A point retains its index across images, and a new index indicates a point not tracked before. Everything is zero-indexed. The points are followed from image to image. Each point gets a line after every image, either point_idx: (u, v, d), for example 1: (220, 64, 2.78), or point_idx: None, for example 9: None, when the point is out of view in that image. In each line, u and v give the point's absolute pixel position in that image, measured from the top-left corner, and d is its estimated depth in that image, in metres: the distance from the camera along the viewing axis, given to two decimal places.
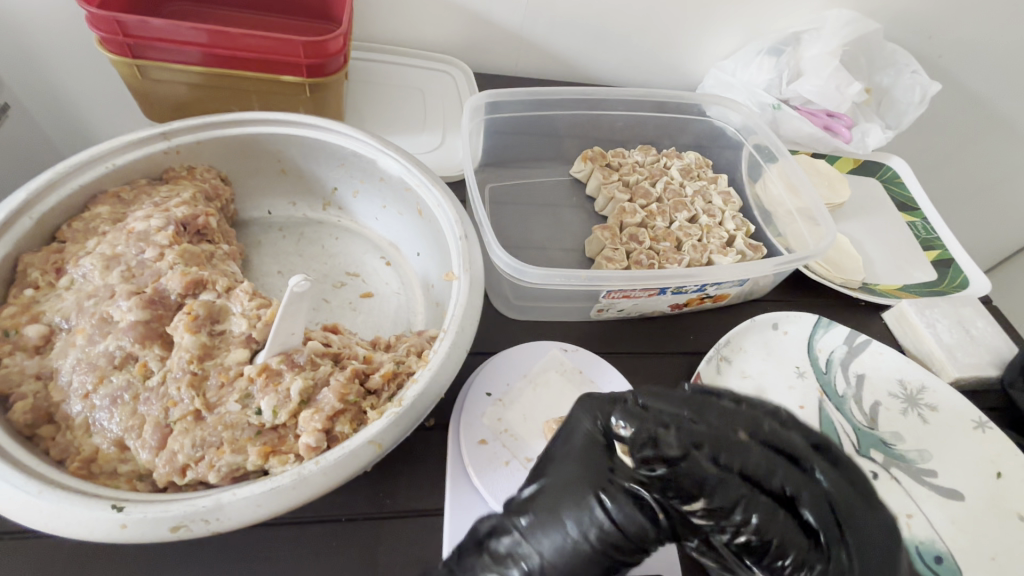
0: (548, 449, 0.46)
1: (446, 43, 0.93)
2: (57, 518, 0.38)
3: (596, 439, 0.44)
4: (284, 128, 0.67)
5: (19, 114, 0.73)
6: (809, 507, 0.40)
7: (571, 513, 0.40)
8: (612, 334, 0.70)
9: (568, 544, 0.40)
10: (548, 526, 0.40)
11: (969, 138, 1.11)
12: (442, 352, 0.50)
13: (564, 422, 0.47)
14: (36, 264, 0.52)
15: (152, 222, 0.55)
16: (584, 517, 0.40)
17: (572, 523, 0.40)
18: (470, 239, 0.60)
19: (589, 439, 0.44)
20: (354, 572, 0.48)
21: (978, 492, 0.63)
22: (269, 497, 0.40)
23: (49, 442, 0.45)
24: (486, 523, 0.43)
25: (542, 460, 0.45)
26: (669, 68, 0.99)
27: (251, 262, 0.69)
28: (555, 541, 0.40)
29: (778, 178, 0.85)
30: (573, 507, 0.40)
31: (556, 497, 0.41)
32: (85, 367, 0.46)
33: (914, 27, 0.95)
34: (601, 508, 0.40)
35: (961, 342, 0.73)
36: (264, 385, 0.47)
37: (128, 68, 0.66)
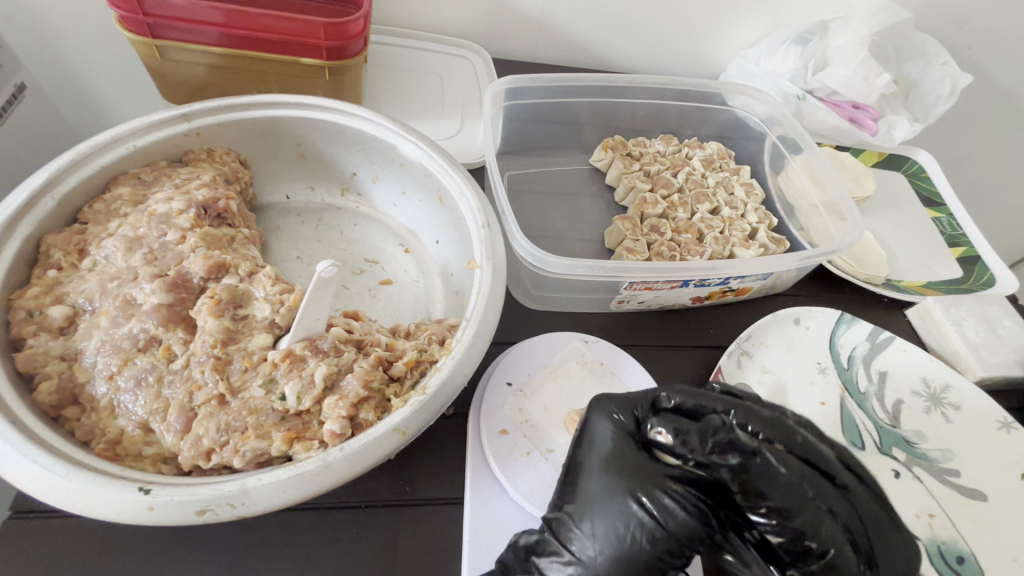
0: (573, 457, 0.48)
1: (465, 27, 0.91)
2: (84, 500, 0.38)
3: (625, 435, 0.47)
4: (305, 113, 0.66)
5: (36, 95, 0.73)
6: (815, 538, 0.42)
7: (615, 515, 0.42)
8: (632, 327, 0.69)
9: (618, 548, 0.41)
10: (602, 526, 0.42)
11: (997, 133, 1.09)
12: (465, 341, 0.50)
13: (581, 428, 0.49)
14: (58, 245, 0.52)
15: (174, 204, 0.55)
16: (629, 520, 0.42)
17: (622, 524, 0.42)
18: (493, 227, 0.59)
19: (617, 437, 0.46)
20: (375, 558, 0.48)
21: (1002, 493, 0.62)
22: (294, 483, 0.40)
23: (74, 423, 0.45)
24: (526, 538, 0.45)
25: (569, 467, 0.47)
26: (692, 57, 0.98)
27: (270, 247, 0.69)
28: (605, 549, 0.42)
29: (802, 170, 0.83)
30: (616, 510, 0.42)
31: (601, 502, 0.43)
32: (110, 350, 0.46)
33: (946, 17, 0.92)
34: (646, 509, 0.42)
35: (987, 342, 0.71)
36: (288, 370, 0.47)
37: (147, 48, 0.65)
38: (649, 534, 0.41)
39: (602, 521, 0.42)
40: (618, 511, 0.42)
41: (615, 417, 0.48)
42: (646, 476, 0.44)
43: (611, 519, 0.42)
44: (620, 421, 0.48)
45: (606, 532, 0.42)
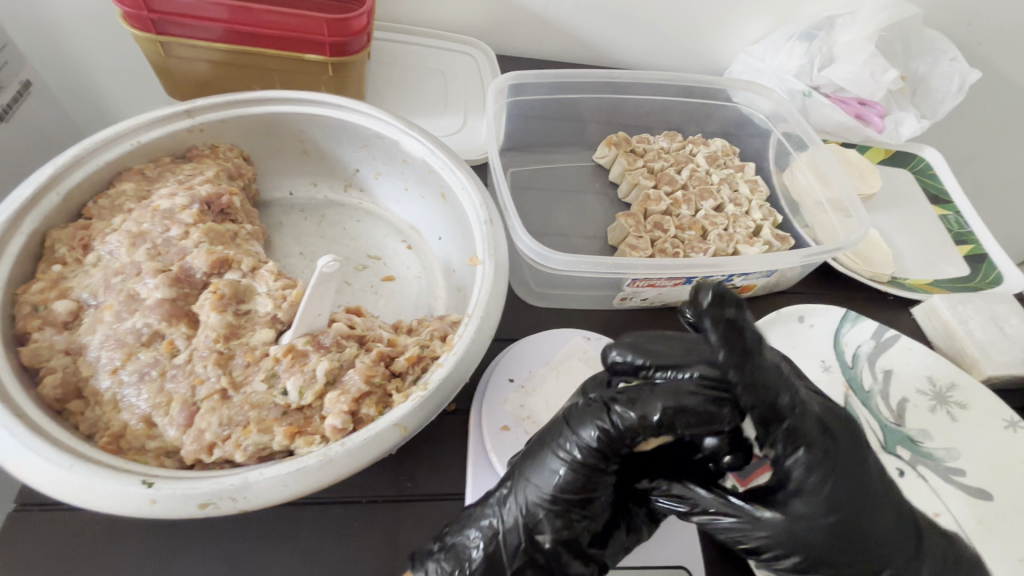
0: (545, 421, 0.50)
1: (468, 24, 0.91)
2: (88, 492, 0.38)
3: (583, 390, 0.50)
4: (308, 109, 0.66)
5: (41, 92, 0.73)
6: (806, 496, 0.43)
7: (556, 439, 0.45)
8: (635, 324, 0.69)
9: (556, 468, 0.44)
10: (534, 466, 0.45)
11: (1006, 130, 1.08)
12: (467, 337, 0.50)
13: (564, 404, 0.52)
14: (63, 240, 0.52)
15: (177, 200, 0.55)
16: (569, 439, 0.45)
17: (563, 445, 0.45)
18: (495, 223, 0.59)
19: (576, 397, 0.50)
20: (377, 553, 0.48)
21: (1008, 493, 0.61)
22: (296, 477, 0.40)
23: (78, 417, 0.45)
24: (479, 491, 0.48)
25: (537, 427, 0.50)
26: (696, 54, 0.97)
27: (273, 243, 0.69)
28: (543, 472, 0.44)
29: (807, 167, 0.82)
30: (557, 435, 0.45)
31: (537, 446, 0.46)
32: (113, 344, 0.47)
33: (954, 12, 0.91)
34: (590, 430, 0.44)
35: (995, 340, 0.71)
36: (290, 365, 0.47)
37: (152, 44, 0.65)
38: (584, 448, 0.44)
39: (543, 446, 0.45)
40: (552, 451, 0.45)
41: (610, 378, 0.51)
42: (578, 416, 0.45)
43: (545, 460, 0.45)
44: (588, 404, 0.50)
45: (538, 472, 0.44)
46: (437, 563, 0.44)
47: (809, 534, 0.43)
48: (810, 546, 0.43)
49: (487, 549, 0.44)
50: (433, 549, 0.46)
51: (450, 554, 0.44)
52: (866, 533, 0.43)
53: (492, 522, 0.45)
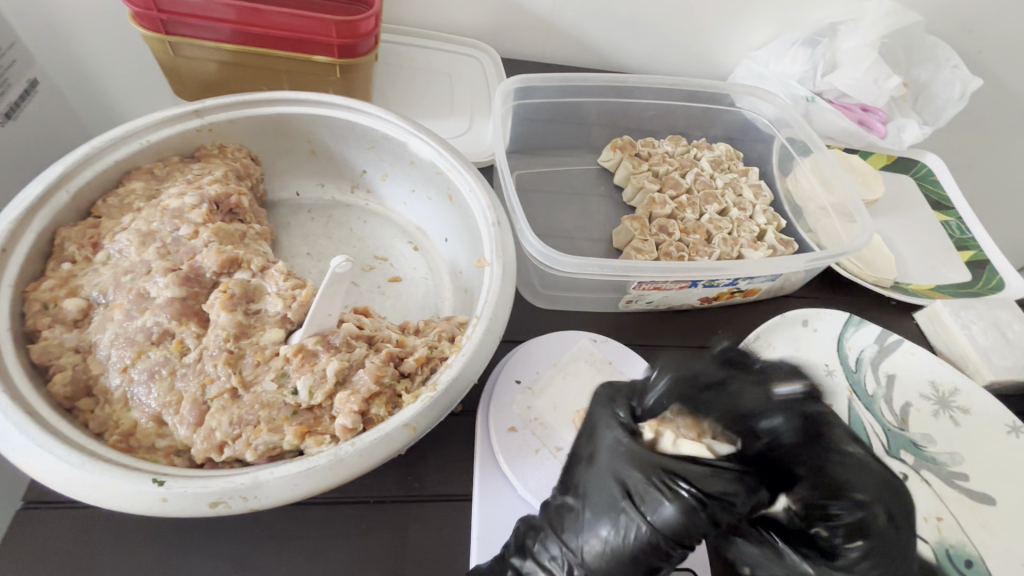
0: (574, 450, 0.47)
1: (474, 27, 0.91)
2: (98, 490, 0.38)
3: (620, 435, 0.44)
4: (317, 110, 0.66)
5: (48, 90, 0.73)
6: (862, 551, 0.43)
7: (606, 514, 0.41)
8: (640, 326, 0.69)
9: (608, 545, 0.41)
10: (593, 541, 0.41)
11: (1006, 137, 1.09)
12: (476, 338, 0.50)
13: (585, 421, 0.48)
14: (73, 238, 0.52)
15: (186, 199, 0.55)
16: (619, 517, 0.41)
17: (615, 521, 0.41)
18: (503, 225, 0.59)
19: (618, 431, 0.45)
20: (383, 553, 0.48)
21: (1010, 498, 0.62)
22: (307, 477, 0.41)
23: (87, 415, 0.45)
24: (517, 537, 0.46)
25: (571, 461, 0.47)
26: (701, 59, 0.98)
27: (280, 243, 0.69)
28: (595, 546, 0.41)
29: (811, 172, 0.83)
30: (606, 508, 0.41)
31: (595, 514, 0.42)
32: (124, 342, 0.47)
33: (956, 20, 0.92)
34: (640, 511, 0.40)
35: (997, 345, 0.71)
36: (300, 364, 0.47)
37: (161, 44, 0.65)
38: (636, 530, 0.40)
39: (593, 515, 0.42)
40: (610, 525, 0.41)
41: (617, 415, 0.47)
42: (643, 493, 0.40)
43: (607, 535, 0.41)
44: (621, 417, 0.47)
45: (600, 547, 0.41)
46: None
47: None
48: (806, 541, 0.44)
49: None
50: None
51: None
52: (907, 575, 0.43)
53: None
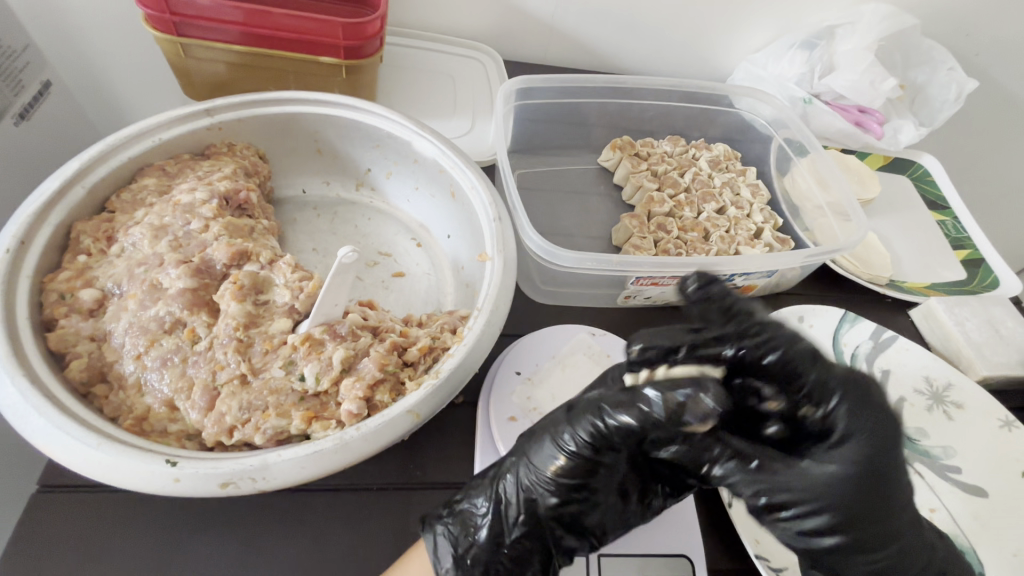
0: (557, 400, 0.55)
1: (478, 30, 0.93)
2: (115, 470, 0.40)
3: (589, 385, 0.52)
4: (324, 110, 0.68)
5: (61, 91, 0.75)
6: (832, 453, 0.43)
7: (554, 431, 0.48)
8: (638, 321, 0.71)
9: (552, 455, 0.48)
10: (536, 449, 0.48)
11: (1003, 139, 1.10)
12: (477, 329, 0.51)
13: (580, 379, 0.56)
14: (88, 232, 0.54)
15: (197, 195, 0.57)
16: (563, 432, 0.48)
17: (559, 439, 0.48)
18: (504, 220, 0.61)
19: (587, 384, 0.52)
20: (385, 538, 0.50)
21: (1003, 490, 0.63)
22: (313, 459, 0.42)
23: (102, 400, 0.47)
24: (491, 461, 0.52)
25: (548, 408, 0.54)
26: (700, 61, 0.99)
27: (286, 239, 0.71)
28: (540, 457, 0.48)
29: (808, 172, 0.84)
30: (555, 427, 0.49)
31: (546, 432, 0.49)
32: (137, 331, 0.48)
33: (952, 23, 0.93)
34: (578, 428, 0.47)
35: (990, 342, 0.72)
36: (307, 353, 0.48)
37: (172, 45, 0.67)
38: (574, 440, 0.47)
39: (544, 436, 0.49)
40: (551, 438, 0.48)
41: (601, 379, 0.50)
42: (581, 410, 0.48)
43: (551, 447, 0.48)
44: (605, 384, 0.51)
45: (545, 456, 0.48)
46: (445, 527, 0.48)
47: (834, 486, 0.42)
48: (840, 499, 0.41)
49: (494, 520, 0.47)
50: (441, 514, 0.49)
51: (456, 522, 0.48)
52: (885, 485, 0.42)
53: (496, 499, 0.48)
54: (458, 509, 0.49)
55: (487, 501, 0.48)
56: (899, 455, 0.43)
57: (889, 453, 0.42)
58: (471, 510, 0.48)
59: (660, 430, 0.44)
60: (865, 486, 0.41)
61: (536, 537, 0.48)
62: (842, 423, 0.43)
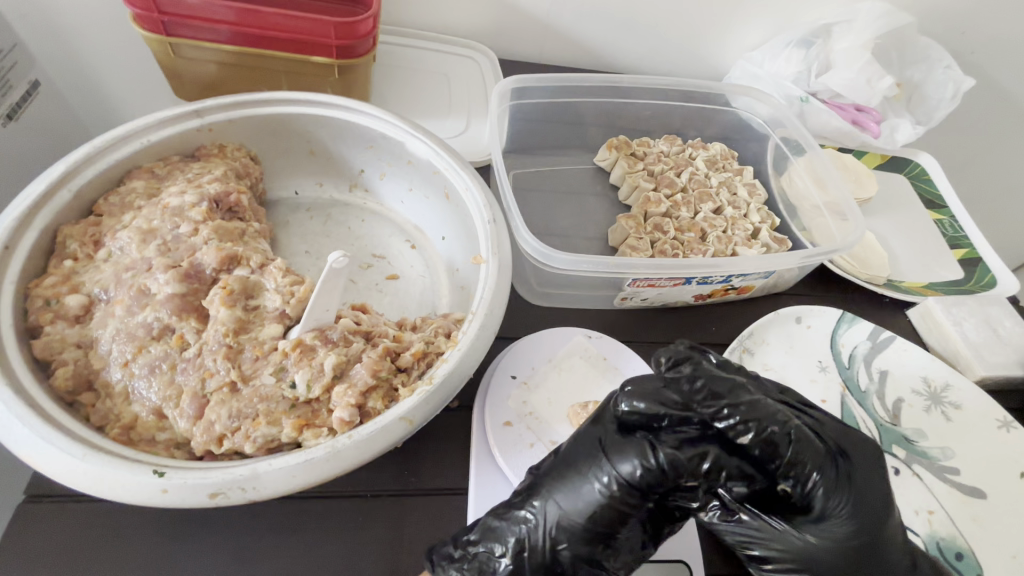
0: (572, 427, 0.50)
1: (472, 29, 0.92)
2: (100, 481, 0.39)
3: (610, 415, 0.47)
4: (316, 111, 0.67)
5: (49, 91, 0.74)
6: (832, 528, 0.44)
7: (590, 469, 0.45)
8: (636, 323, 0.70)
9: (590, 496, 0.44)
10: (570, 488, 0.44)
11: (999, 138, 1.10)
12: (471, 334, 0.51)
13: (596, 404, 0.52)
14: (74, 236, 0.53)
15: (187, 198, 0.56)
16: (601, 471, 0.44)
17: (596, 478, 0.44)
18: (498, 223, 0.60)
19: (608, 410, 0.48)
20: (379, 546, 0.49)
21: (1001, 492, 0.62)
22: (305, 468, 0.41)
23: (89, 408, 0.46)
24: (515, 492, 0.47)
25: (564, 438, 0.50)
26: (696, 59, 0.99)
27: (279, 242, 0.70)
28: (574, 497, 0.44)
29: (805, 171, 0.84)
30: (591, 464, 0.45)
31: (580, 471, 0.45)
32: (124, 337, 0.47)
33: (949, 21, 0.93)
34: (618, 468, 0.44)
35: (988, 342, 0.72)
36: (298, 359, 0.48)
37: (161, 45, 0.66)
38: (615, 482, 0.43)
39: (578, 474, 0.45)
40: (588, 478, 0.44)
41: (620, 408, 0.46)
42: (619, 447, 0.45)
43: (586, 487, 0.44)
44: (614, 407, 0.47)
45: (580, 498, 0.44)
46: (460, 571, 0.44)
47: (829, 556, 0.43)
48: (828, 566, 0.43)
49: (517, 566, 0.43)
50: (453, 554, 0.45)
51: (472, 565, 0.44)
52: (877, 559, 0.44)
53: (519, 542, 0.44)
54: (473, 550, 0.45)
55: (508, 545, 0.44)
56: (889, 527, 0.45)
57: (873, 525, 0.44)
58: (488, 556, 0.44)
59: (682, 479, 0.43)
60: (854, 558, 0.43)
61: None
62: (825, 500, 0.44)
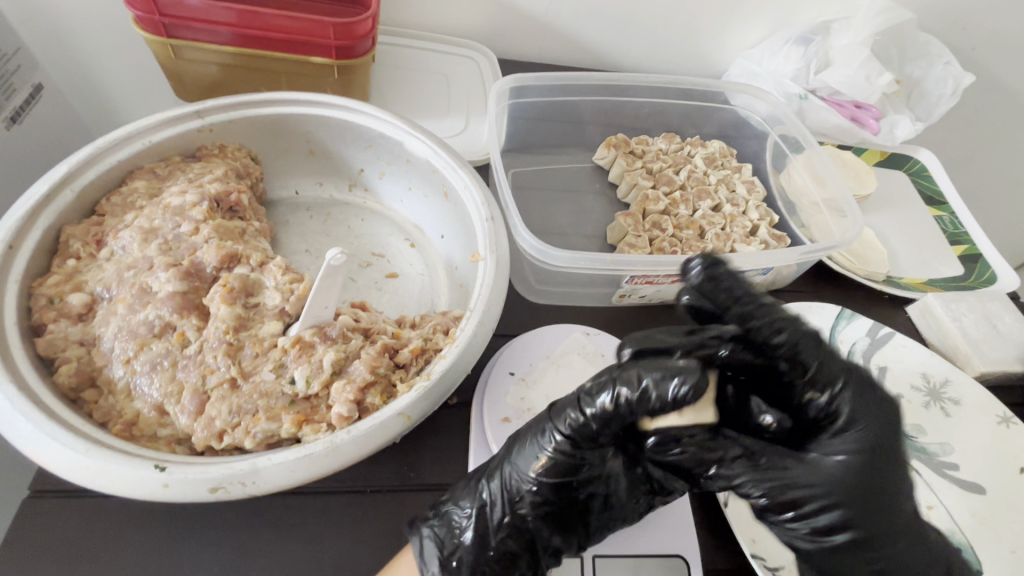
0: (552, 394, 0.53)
1: (471, 29, 0.93)
2: (102, 476, 0.40)
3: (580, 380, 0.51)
4: (315, 111, 0.67)
5: (52, 94, 0.75)
6: (854, 438, 0.44)
7: (536, 430, 0.48)
8: (635, 320, 0.70)
9: (538, 453, 0.47)
10: (522, 449, 0.48)
11: (1000, 135, 1.10)
12: (469, 330, 0.51)
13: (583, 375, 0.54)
14: (77, 235, 0.54)
15: (188, 197, 0.57)
16: (545, 431, 0.47)
17: (541, 437, 0.47)
18: (496, 220, 0.61)
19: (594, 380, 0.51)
20: (378, 541, 0.49)
21: (1001, 487, 0.62)
22: (304, 463, 0.42)
23: (91, 405, 0.46)
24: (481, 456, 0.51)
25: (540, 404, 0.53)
26: (695, 58, 0.99)
27: (279, 240, 0.70)
28: (525, 457, 0.47)
29: (803, 168, 0.84)
30: (536, 426, 0.48)
31: (529, 433, 0.48)
32: (126, 335, 0.48)
33: (949, 18, 0.93)
34: (561, 424, 0.46)
35: (988, 337, 0.72)
36: (297, 356, 0.48)
37: (163, 47, 0.67)
38: (558, 438, 0.46)
39: (528, 435, 0.48)
40: (535, 438, 0.47)
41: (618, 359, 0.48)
42: (562, 404, 0.47)
43: (535, 446, 0.47)
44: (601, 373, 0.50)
45: (533, 455, 0.47)
46: (431, 529, 0.47)
47: (853, 473, 0.43)
48: (850, 493, 0.42)
49: (476, 525, 0.46)
50: (428, 518, 0.48)
51: (443, 523, 0.48)
52: (899, 467, 0.44)
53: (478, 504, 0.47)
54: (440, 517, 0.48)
55: (471, 505, 0.47)
56: (900, 444, 0.45)
57: (891, 433, 0.45)
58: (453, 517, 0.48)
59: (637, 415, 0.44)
60: (878, 470, 0.43)
61: (521, 538, 0.47)
62: (846, 411, 0.45)
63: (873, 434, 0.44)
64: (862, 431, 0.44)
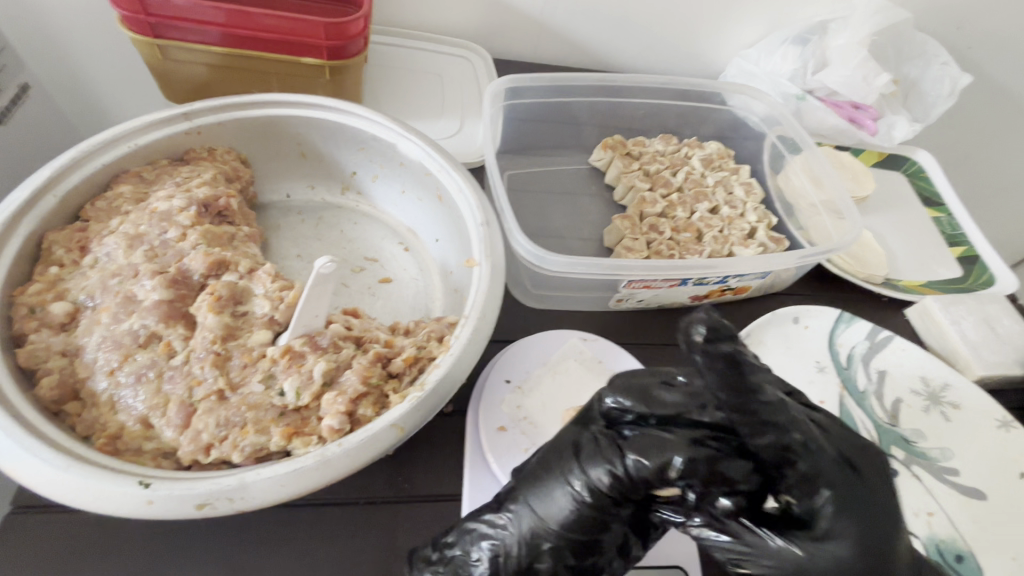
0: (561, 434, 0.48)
1: (465, 28, 0.92)
2: (84, 493, 0.38)
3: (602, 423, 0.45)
4: (306, 112, 0.66)
5: (38, 95, 0.73)
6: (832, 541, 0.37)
7: (558, 476, 0.43)
8: (632, 325, 0.69)
9: (563, 504, 0.41)
10: (546, 493, 0.42)
11: (996, 135, 1.09)
12: (463, 339, 0.50)
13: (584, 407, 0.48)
14: (60, 241, 0.52)
15: (175, 202, 0.56)
16: (569, 479, 0.42)
17: (564, 487, 0.42)
18: (491, 225, 0.60)
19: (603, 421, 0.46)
20: (371, 555, 0.48)
21: (1001, 492, 0.62)
22: (293, 478, 0.41)
23: (74, 418, 0.45)
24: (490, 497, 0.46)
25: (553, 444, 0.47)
26: (691, 58, 0.98)
27: (270, 245, 0.69)
28: (547, 505, 0.42)
29: (801, 170, 0.83)
30: (559, 470, 0.43)
31: (550, 479, 0.43)
32: (110, 345, 0.47)
33: (946, 17, 0.92)
34: (586, 475, 0.41)
35: (986, 340, 0.71)
36: (287, 366, 0.47)
37: (150, 48, 0.65)
38: (584, 491, 0.41)
39: (549, 480, 0.43)
40: (562, 483, 0.42)
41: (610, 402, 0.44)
42: (591, 451, 0.42)
43: (556, 496, 0.42)
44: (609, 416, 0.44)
45: (553, 507, 0.42)
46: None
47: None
48: None
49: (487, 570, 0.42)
50: (431, 557, 0.45)
51: (449, 565, 0.44)
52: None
53: (487, 548, 0.42)
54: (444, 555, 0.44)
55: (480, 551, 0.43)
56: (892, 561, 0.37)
57: (883, 546, 0.37)
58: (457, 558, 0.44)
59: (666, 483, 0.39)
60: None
61: None
62: (830, 515, 0.38)
63: (858, 542, 0.37)
64: (842, 533, 0.37)
